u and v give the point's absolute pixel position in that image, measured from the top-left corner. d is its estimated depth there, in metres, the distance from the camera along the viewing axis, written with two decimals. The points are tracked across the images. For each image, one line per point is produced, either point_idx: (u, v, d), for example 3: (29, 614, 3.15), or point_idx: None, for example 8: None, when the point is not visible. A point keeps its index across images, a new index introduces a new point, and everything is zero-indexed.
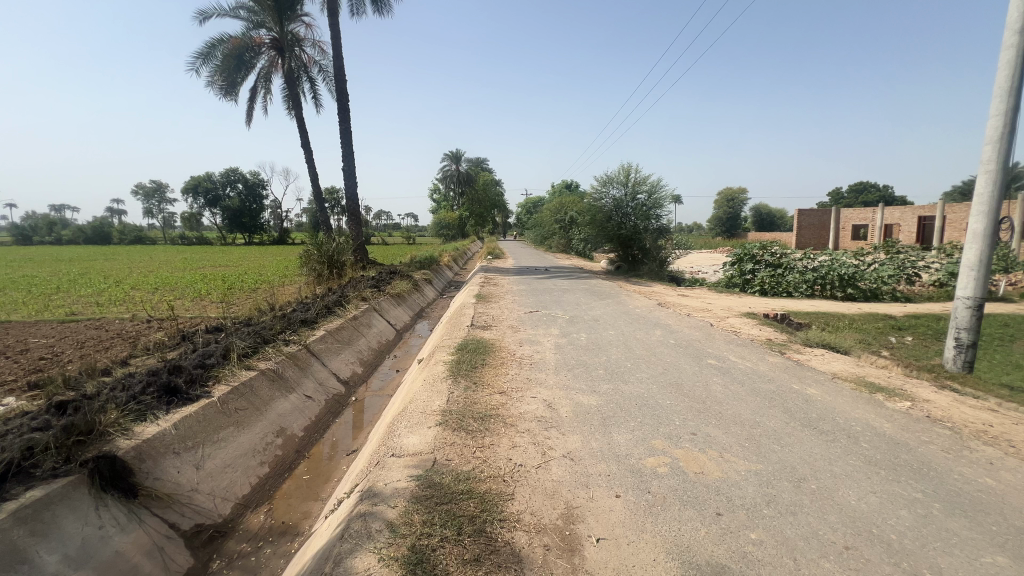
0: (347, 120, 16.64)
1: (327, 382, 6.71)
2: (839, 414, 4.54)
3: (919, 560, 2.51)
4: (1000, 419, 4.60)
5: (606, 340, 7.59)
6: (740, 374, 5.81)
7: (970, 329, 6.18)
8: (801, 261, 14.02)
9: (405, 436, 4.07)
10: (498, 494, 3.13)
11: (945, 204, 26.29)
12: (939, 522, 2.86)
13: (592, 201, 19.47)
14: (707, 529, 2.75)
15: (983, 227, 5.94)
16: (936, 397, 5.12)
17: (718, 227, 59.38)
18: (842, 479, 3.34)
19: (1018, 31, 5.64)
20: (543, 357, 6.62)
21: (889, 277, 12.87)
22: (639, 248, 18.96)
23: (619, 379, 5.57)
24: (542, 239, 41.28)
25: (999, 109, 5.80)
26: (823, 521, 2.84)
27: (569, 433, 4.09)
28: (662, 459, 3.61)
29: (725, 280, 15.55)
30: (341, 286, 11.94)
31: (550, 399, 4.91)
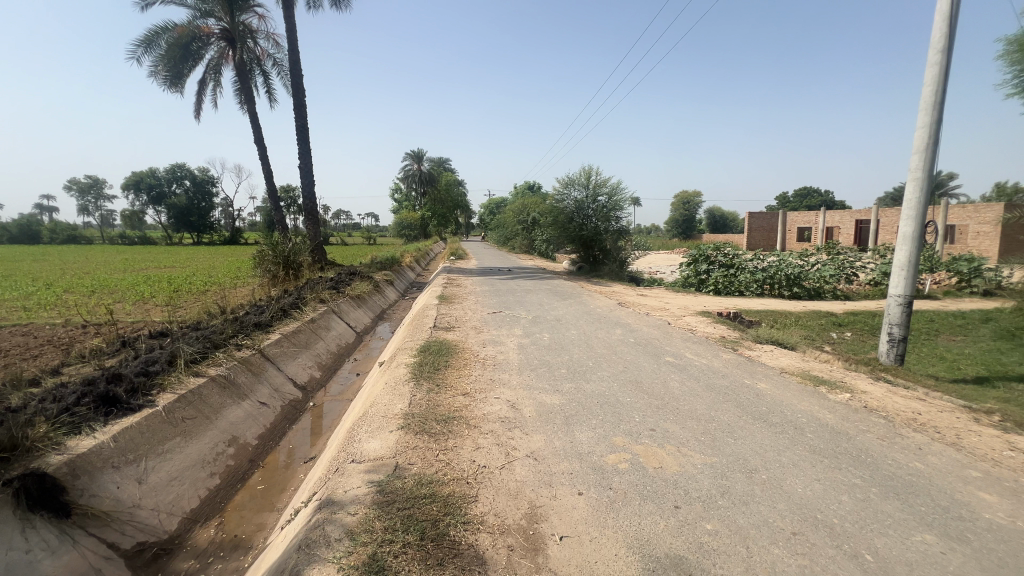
0: (305, 116, 16.10)
1: (283, 388, 6.46)
2: (787, 407, 4.79)
3: (858, 542, 2.68)
4: (928, 407, 4.98)
5: (568, 340, 7.69)
6: (696, 371, 6.02)
7: (901, 324, 6.67)
8: (752, 261, 14.68)
9: (366, 441, 3.97)
10: (461, 497, 3.10)
11: (879, 209, 28.29)
12: (876, 505, 3.06)
13: (555, 202, 19.68)
14: (665, 522, 2.83)
15: (912, 230, 6.41)
16: (873, 389, 5.49)
17: (675, 229, 61.40)
18: (789, 468, 3.52)
19: (940, 50, 6.13)
20: (506, 357, 6.64)
21: (831, 276, 13.76)
22: (600, 249, 19.34)
23: (581, 378, 5.66)
24: (505, 240, 41.37)
25: (924, 121, 6.28)
26: (773, 509, 2.98)
27: (532, 433, 4.11)
28: (622, 455, 3.70)
29: (681, 280, 16.06)
30: (298, 287, 11.54)
31: (513, 399, 4.93)
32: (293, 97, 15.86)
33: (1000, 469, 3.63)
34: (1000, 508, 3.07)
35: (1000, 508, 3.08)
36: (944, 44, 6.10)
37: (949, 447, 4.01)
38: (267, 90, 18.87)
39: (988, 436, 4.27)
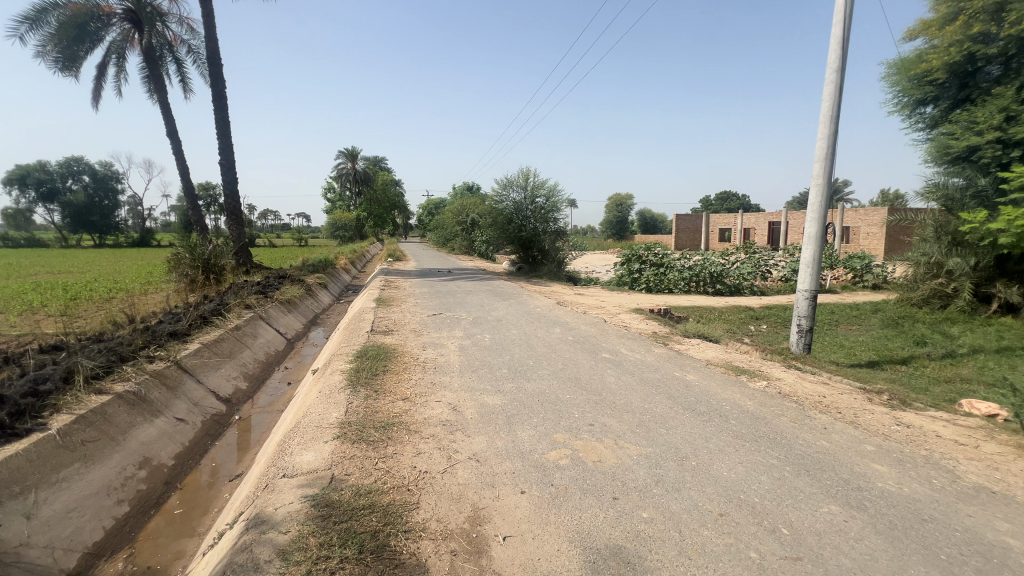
0: (226, 109, 15.00)
1: (204, 402, 5.96)
2: (712, 396, 5.13)
3: (777, 518, 2.91)
4: (832, 391, 5.54)
5: (508, 339, 7.77)
6: (631, 365, 6.29)
7: (808, 316, 7.37)
8: (680, 260, 15.56)
9: (299, 453, 3.75)
10: (402, 505, 3.02)
11: (788, 211, 31.10)
12: (791, 482, 3.35)
13: (494, 203, 19.80)
14: (605, 513, 2.93)
15: (815, 231, 7.08)
16: (785, 376, 6.03)
17: (609, 230, 63.92)
18: (716, 454, 3.76)
19: (836, 70, 6.84)
20: (447, 359, 6.57)
21: (749, 274, 14.96)
22: (539, 249, 19.68)
23: (522, 377, 5.71)
24: (444, 240, 41.10)
25: (824, 133, 6.98)
26: (702, 493, 3.18)
27: (474, 435, 4.09)
28: (563, 452, 3.77)
29: (616, 280, 16.66)
30: (220, 292, 10.71)
31: (455, 402, 4.88)
32: (211, 87, 14.70)
33: (888, 442, 4.11)
34: (890, 477, 3.48)
35: (890, 477, 3.49)
36: (839, 64, 6.82)
37: (849, 425, 4.48)
38: (180, 78, 17.35)
39: (880, 413, 4.83)
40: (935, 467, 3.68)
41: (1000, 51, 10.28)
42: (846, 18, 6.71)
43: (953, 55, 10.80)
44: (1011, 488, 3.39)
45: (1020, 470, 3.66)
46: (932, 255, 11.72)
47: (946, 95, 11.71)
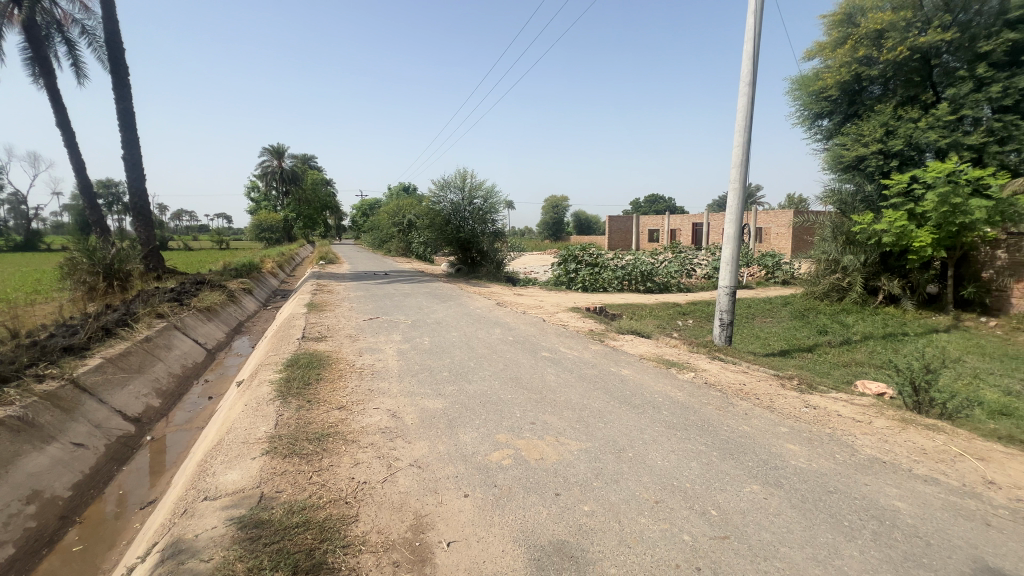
0: (129, 98, 13.59)
1: (108, 423, 5.36)
2: (646, 389, 5.39)
3: (707, 501, 3.10)
4: (751, 378, 6.01)
5: (449, 342, 7.69)
6: (569, 363, 6.45)
7: (728, 310, 7.93)
8: (613, 260, 16.19)
9: (222, 473, 3.47)
10: (340, 519, 2.89)
11: (709, 213, 33.39)
12: (718, 466, 3.59)
13: (431, 204, 19.49)
14: (548, 510, 2.97)
15: (734, 231, 7.64)
16: (710, 367, 6.46)
17: (545, 231, 65.45)
18: (650, 444, 3.95)
19: (749, 83, 7.43)
20: (385, 364, 6.39)
21: (676, 272, 16.03)
22: (477, 250, 19.66)
23: (463, 379, 5.66)
24: (380, 241, 40.02)
25: (739, 141, 7.55)
26: (639, 482, 3.32)
27: (415, 441, 4.00)
28: (506, 452, 3.78)
29: (553, 279, 17.01)
30: (125, 301, 9.67)
31: (394, 408, 4.74)
32: (112, 73, 13.28)
33: (799, 423, 4.52)
34: (801, 455, 3.83)
35: (801, 454, 3.84)
36: (751, 78, 7.40)
37: (765, 409, 4.89)
38: (73, 62, 15.52)
39: (791, 397, 5.31)
40: (838, 443, 4.10)
41: (880, 73, 11.77)
42: (756, 35, 7.32)
43: (844, 74, 12.08)
44: (898, 457, 3.86)
45: (904, 440, 4.19)
46: (831, 252, 13.06)
47: (839, 110, 13.13)
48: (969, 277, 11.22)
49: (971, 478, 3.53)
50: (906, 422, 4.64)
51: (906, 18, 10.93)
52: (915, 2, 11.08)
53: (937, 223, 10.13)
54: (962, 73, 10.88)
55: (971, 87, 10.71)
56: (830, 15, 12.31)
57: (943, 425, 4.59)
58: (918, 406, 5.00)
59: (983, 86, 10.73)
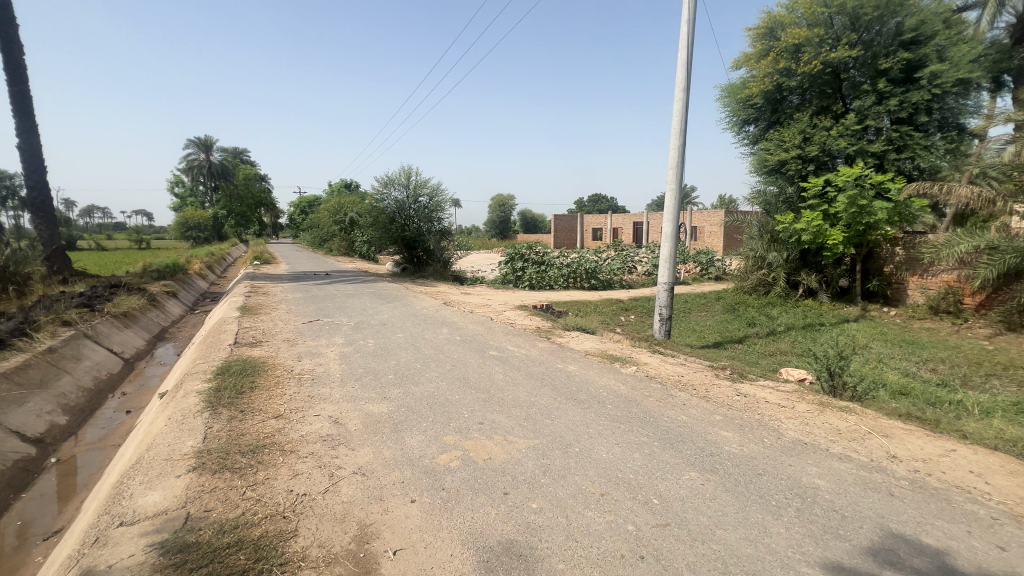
0: (25, 81, 12.12)
1: (3, 446, 4.76)
2: (591, 384, 5.52)
3: (649, 491, 3.22)
4: (688, 370, 6.32)
5: (394, 343, 7.50)
6: (517, 361, 6.48)
7: (667, 305, 8.31)
8: (559, 258, 16.48)
9: (141, 494, 3.17)
10: (277, 535, 2.73)
11: (649, 213, 34.83)
12: (659, 456, 3.74)
13: (374, 201, 18.93)
14: (497, 510, 2.96)
15: (671, 230, 8.01)
16: (651, 360, 6.73)
17: (493, 230, 65.56)
18: (596, 438, 4.05)
19: (684, 89, 7.80)
20: (327, 369, 6.12)
21: (618, 269, 16.63)
22: (423, 249, 19.34)
23: (410, 381, 5.54)
24: (320, 240, 38.44)
25: (675, 145, 7.91)
26: (586, 476, 3.39)
27: (359, 447, 3.85)
28: (453, 454, 3.73)
29: (500, 278, 17.02)
30: (22, 307, 8.63)
31: (336, 414, 4.55)
32: (4, 51, 11.80)
33: (732, 410, 4.82)
34: (733, 440, 4.08)
35: (734, 440, 4.09)
36: (685, 84, 7.78)
37: (701, 399, 5.17)
38: None
39: (725, 387, 5.65)
40: (765, 428, 4.40)
41: (798, 84, 12.76)
42: (689, 44, 7.69)
43: (767, 84, 12.97)
44: (817, 437, 4.22)
45: (822, 422, 4.56)
46: (757, 250, 14.01)
47: (763, 118, 14.05)
48: (874, 272, 12.42)
49: (878, 454, 3.92)
50: (823, 405, 5.07)
51: (820, 35, 11.94)
52: (826, 21, 12.15)
53: (846, 222, 11.15)
54: (866, 87, 12.07)
55: (874, 100, 11.93)
56: (755, 28, 13.20)
57: (854, 406, 5.06)
58: (833, 390, 5.48)
59: (883, 100, 11.98)
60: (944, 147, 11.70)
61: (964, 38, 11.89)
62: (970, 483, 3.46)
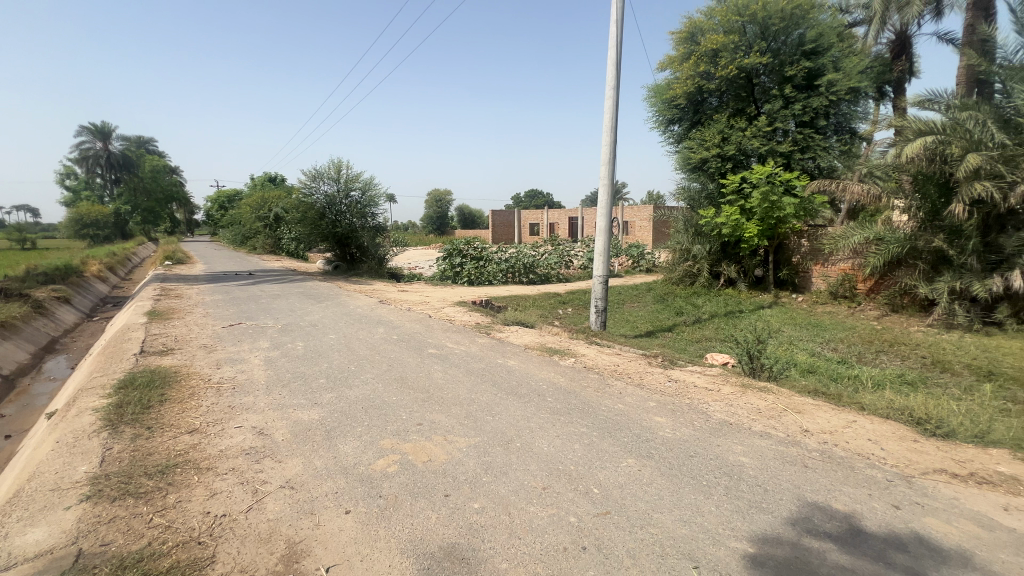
0: None
1: None
2: (532, 378, 5.55)
3: (590, 481, 3.26)
4: (623, 360, 6.54)
5: (326, 345, 7.11)
6: (457, 358, 6.37)
7: (603, 297, 8.54)
8: (497, 253, 16.33)
9: (19, 534, 2.74)
10: (190, 564, 2.46)
11: (583, 209, 35.84)
12: (598, 445, 3.81)
13: (302, 196, 17.85)
14: (438, 514, 2.86)
15: (604, 224, 8.22)
16: (589, 351, 6.89)
17: (431, 225, 64.28)
18: (537, 431, 4.06)
19: (614, 87, 8.01)
20: (250, 376, 5.67)
21: (556, 264, 16.94)
22: (357, 246, 18.55)
23: (344, 385, 5.26)
24: (243, 238, 35.80)
25: (607, 141, 8.12)
26: (528, 471, 3.38)
27: (287, 459, 3.59)
28: (391, 458, 3.57)
29: (439, 274, 16.52)
30: None
31: (261, 424, 4.21)
32: None
33: (665, 396, 5.04)
34: (666, 425, 4.26)
35: (667, 425, 4.27)
36: (615, 83, 8.00)
37: (637, 387, 5.36)
38: None
39: (658, 374, 5.90)
40: (695, 411, 4.63)
41: (717, 87, 13.56)
42: (618, 44, 7.90)
43: (690, 86, 13.65)
44: (741, 417, 4.50)
45: (745, 403, 4.89)
46: (683, 243, 14.80)
47: (686, 118, 14.76)
48: (784, 262, 13.54)
49: (793, 429, 4.25)
50: (745, 386, 5.45)
51: (735, 41, 12.78)
52: (740, 29, 13.00)
53: (760, 217, 12.07)
54: (774, 92, 13.14)
55: (781, 105, 13.03)
56: (677, 31, 13.85)
57: (771, 386, 5.48)
58: (753, 372, 5.90)
59: (789, 104, 13.11)
60: (839, 149, 13.02)
61: (854, 51, 13.27)
62: (869, 450, 3.85)
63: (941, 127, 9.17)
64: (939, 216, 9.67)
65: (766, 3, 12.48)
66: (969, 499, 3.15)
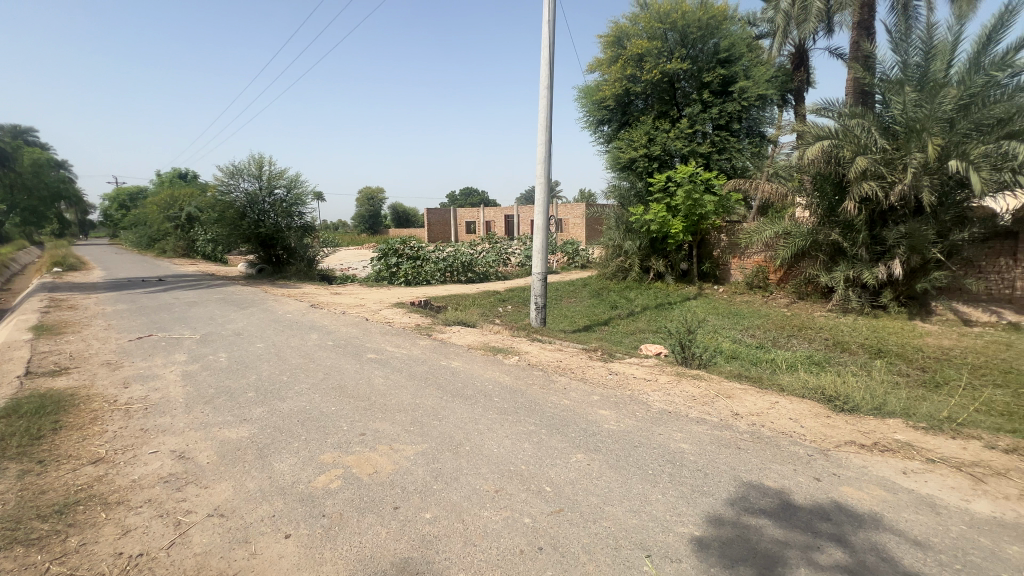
0: None
1: None
2: (477, 378, 5.49)
3: (541, 480, 3.26)
4: (565, 355, 6.65)
5: (253, 355, 6.60)
6: (398, 362, 6.17)
7: (542, 294, 8.65)
8: (434, 252, 16.10)
9: None
10: None
11: (519, 207, 36.20)
12: (547, 443, 3.83)
13: (218, 194, 16.47)
14: (388, 528, 2.74)
15: (542, 222, 8.32)
16: (532, 348, 6.94)
17: (362, 224, 62.00)
18: (486, 433, 4.01)
19: (548, 87, 8.11)
20: (166, 393, 5.13)
21: (494, 262, 16.94)
22: (283, 248, 17.45)
23: (276, 397, 4.90)
24: (149, 241, 32.40)
25: (542, 140, 8.22)
26: (479, 475, 3.32)
27: (215, 483, 3.27)
28: (333, 473, 3.37)
29: (373, 276, 15.84)
30: None
31: (181, 448, 3.81)
32: None
33: (607, 389, 5.19)
34: (611, 418, 4.38)
35: (611, 417, 4.39)
36: (549, 82, 8.10)
37: (579, 381, 5.48)
38: None
39: (599, 367, 6.07)
40: (636, 402, 4.81)
41: (642, 90, 14.17)
42: (550, 44, 8.01)
43: (617, 88, 14.17)
44: (677, 405, 4.74)
45: (680, 391, 5.15)
46: (615, 239, 15.35)
47: (614, 119, 15.29)
48: (706, 255, 14.47)
49: (725, 413, 4.54)
50: (679, 375, 5.75)
51: (658, 47, 13.45)
52: (663, 36, 13.70)
53: (685, 214, 12.81)
54: (694, 96, 13.99)
55: (700, 108, 13.90)
56: (605, 35, 14.34)
57: (702, 373, 5.83)
58: (685, 360, 6.25)
59: (707, 108, 14.03)
60: (750, 150, 14.15)
61: (761, 61, 14.42)
62: (791, 428, 4.20)
63: (835, 133, 10.22)
64: (835, 212, 10.76)
65: (684, 12, 13.26)
66: (875, 466, 3.52)
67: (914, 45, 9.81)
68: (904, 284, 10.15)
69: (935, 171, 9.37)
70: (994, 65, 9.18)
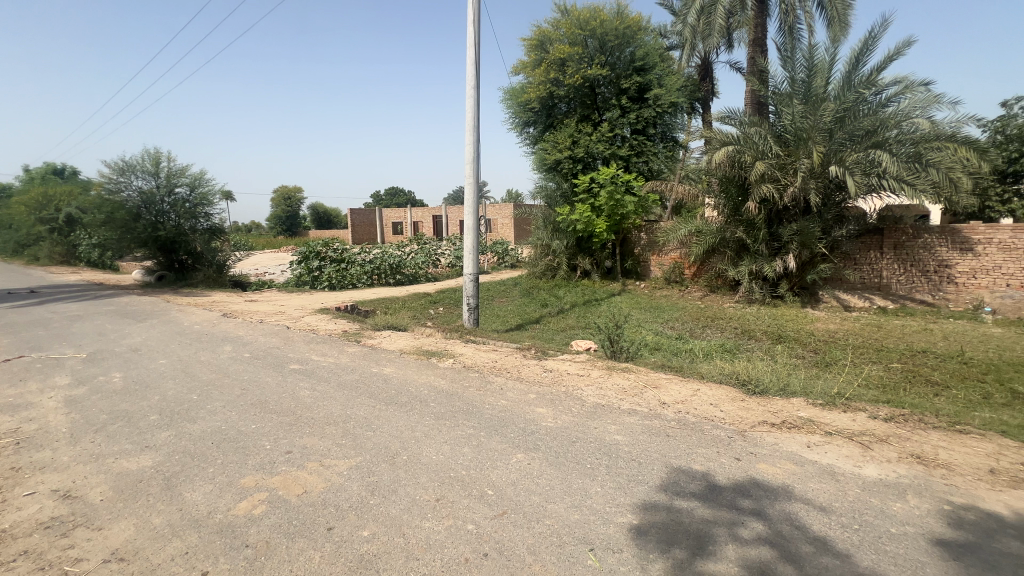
0: None
1: None
2: (411, 384, 5.31)
3: (482, 484, 3.22)
4: (500, 355, 6.66)
5: (154, 372, 5.92)
6: (324, 372, 5.82)
7: (474, 295, 8.60)
8: (360, 254, 15.46)
9: None
10: None
11: (447, 207, 35.81)
12: (487, 445, 3.79)
13: (106, 192, 14.67)
14: (321, 552, 2.55)
15: (472, 223, 8.27)
16: (466, 350, 6.87)
17: (279, 225, 58.13)
18: (423, 440, 3.89)
19: (475, 87, 8.07)
20: (45, 423, 4.43)
21: (423, 263, 16.59)
22: (186, 252, 15.81)
23: (185, 418, 4.42)
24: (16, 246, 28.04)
25: (471, 141, 8.17)
26: (418, 485, 3.21)
27: (112, 522, 2.88)
28: (256, 498, 3.09)
29: (294, 280, 14.97)
30: None
31: (67, 485, 3.30)
32: None
33: (543, 387, 5.26)
34: (548, 415, 4.44)
35: (548, 415, 4.45)
36: (475, 83, 8.06)
37: (516, 380, 5.51)
38: None
39: (534, 365, 6.14)
40: (571, 398, 4.91)
41: (565, 94, 14.61)
42: (476, 44, 7.98)
43: (541, 91, 14.48)
44: (610, 398, 4.91)
45: (612, 384, 5.35)
46: (543, 238, 15.66)
47: (539, 121, 15.60)
48: (627, 253, 15.20)
49: (653, 403, 4.78)
50: (610, 369, 5.97)
51: (579, 53, 13.94)
52: (583, 42, 14.22)
53: (608, 213, 13.38)
54: (613, 102, 14.67)
55: (619, 113, 14.60)
56: (528, 39, 14.60)
57: (630, 366, 6.11)
58: (614, 354, 6.50)
59: (625, 113, 14.77)
60: (665, 154, 15.09)
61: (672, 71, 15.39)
62: (712, 413, 4.51)
63: (737, 139, 11.18)
64: (738, 212, 11.77)
65: (603, 21, 13.87)
66: (785, 442, 3.88)
67: (799, 63, 10.87)
68: (796, 275, 11.35)
69: (819, 175, 10.55)
70: (862, 84, 10.52)
